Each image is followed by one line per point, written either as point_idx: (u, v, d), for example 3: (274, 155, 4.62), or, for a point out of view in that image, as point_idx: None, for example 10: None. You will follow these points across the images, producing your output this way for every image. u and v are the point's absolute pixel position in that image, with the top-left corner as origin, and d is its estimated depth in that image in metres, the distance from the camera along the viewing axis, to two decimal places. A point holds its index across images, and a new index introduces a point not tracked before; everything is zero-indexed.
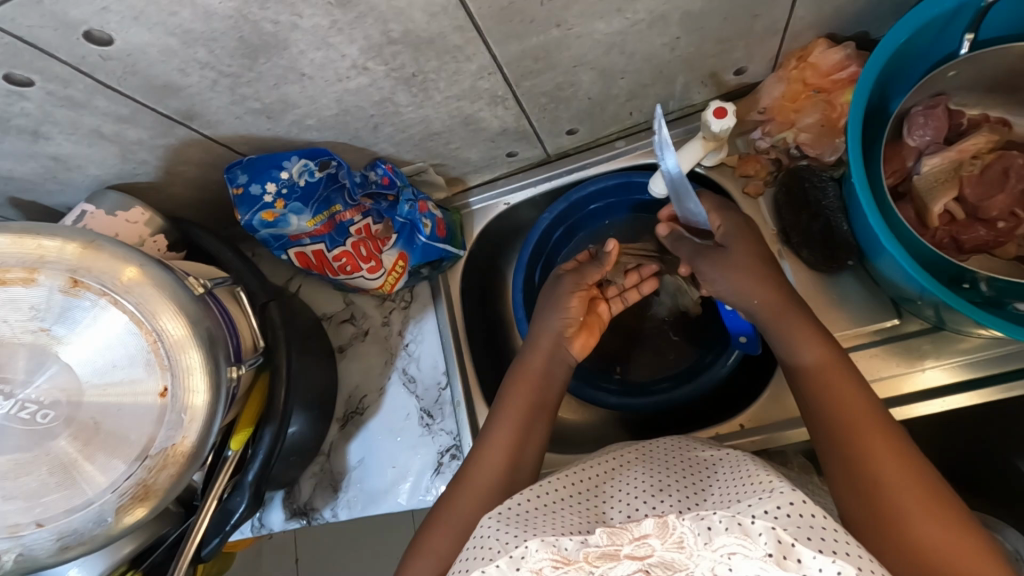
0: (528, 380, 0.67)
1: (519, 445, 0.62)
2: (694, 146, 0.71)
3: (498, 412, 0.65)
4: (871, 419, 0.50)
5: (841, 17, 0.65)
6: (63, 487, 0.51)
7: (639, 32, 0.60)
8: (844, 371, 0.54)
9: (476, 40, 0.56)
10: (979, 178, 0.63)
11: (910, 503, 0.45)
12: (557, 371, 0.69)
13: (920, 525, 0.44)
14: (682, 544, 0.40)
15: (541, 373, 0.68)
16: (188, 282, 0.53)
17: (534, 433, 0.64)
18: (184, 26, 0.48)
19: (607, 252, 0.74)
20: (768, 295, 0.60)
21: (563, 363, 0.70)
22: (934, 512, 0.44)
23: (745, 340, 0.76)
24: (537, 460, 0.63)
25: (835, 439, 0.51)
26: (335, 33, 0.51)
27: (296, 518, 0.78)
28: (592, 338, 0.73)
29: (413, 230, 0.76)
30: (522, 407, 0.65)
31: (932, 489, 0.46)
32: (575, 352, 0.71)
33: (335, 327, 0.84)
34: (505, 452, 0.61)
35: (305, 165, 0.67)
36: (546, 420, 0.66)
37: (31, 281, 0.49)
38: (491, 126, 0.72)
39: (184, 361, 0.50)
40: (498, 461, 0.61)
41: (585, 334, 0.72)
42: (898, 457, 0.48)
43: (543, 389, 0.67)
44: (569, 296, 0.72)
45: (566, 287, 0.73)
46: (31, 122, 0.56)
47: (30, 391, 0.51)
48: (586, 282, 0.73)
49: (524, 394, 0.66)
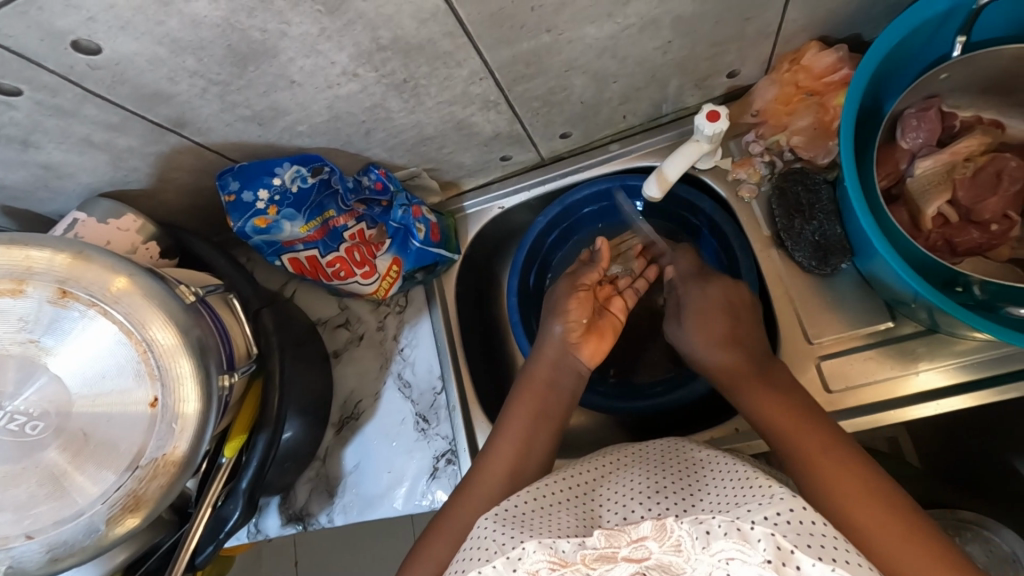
0: (537, 388, 0.68)
1: (522, 452, 0.62)
2: (693, 145, 0.70)
3: (506, 420, 0.66)
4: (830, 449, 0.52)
5: (833, 20, 0.65)
6: (52, 498, 0.50)
7: (631, 36, 0.60)
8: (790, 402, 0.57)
9: (466, 46, 0.55)
10: (973, 181, 0.63)
11: (882, 521, 0.47)
12: (565, 379, 0.69)
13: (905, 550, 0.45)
14: (679, 547, 0.39)
15: (547, 381, 0.68)
16: (179, 290, 0.53)
17: (538, 441, 0.64)
18: (172, 35, 0.48)
19: (597, 250, 0.76)
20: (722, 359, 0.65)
21: (572, 370, 0.69)
22: (880, 508, 0.47)
23: None
24: (545, 466, 0.63)
25: (799, 465, 0.52)
26: (323, 40, 0.51)
27: (292, 524, 0.78)
28: (603, 346, 0.72)
29: (407, 235, 0.76)
30: (526, 417, 0.65)
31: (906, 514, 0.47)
32: (586, 360, 0.70)
33: (330, 332, 0.84)
34: (509, 461, 0.62)
35: (298, 171, 0.66)
36: (554, 429, 0.66)
37: (19, 293, 0.49)
38: (484, 130, 0.72)
39: (175, 369, 0.50)
40: (500, 472, 0.61)
41: (594, 342, 0.71)
42: (838, 459, 0.51)
43: (549, 397, 0.67)
44: (570, 299, 0.72)
45: (564, 293, 0.73)
46: (21, 131, 0.56)
47: (19, 402, 0.51)
48: (581, 283, 0.74)
49: (529, 403, 0.66)
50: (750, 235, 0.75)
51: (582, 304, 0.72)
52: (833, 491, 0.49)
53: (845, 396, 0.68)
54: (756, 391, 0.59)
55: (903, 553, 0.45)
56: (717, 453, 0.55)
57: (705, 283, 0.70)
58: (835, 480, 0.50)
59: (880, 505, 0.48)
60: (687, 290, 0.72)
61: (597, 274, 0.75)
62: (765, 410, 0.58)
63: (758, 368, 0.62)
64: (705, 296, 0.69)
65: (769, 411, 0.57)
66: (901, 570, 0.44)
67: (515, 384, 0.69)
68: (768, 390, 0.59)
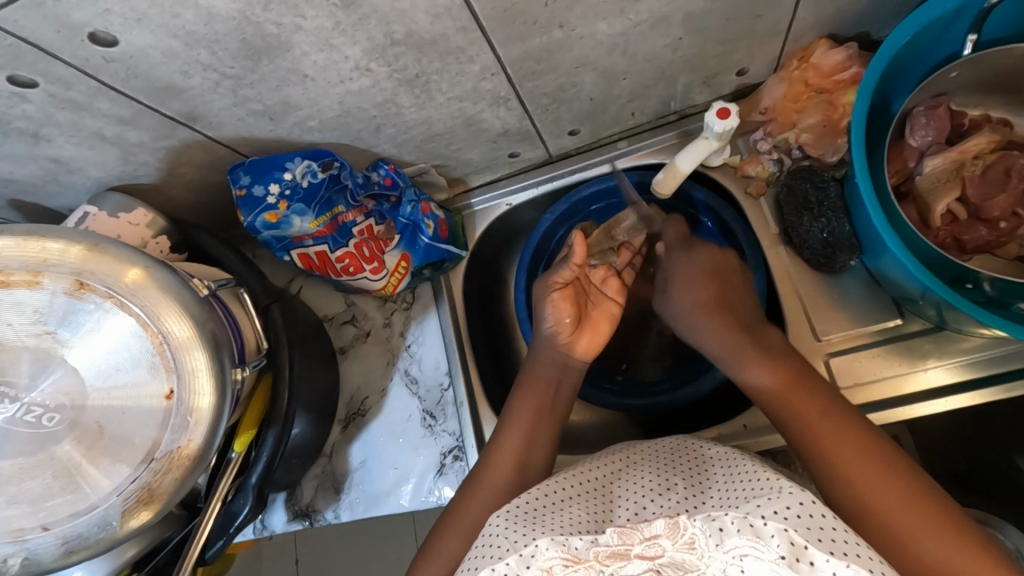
0: (537, 385, 0.68)
1: (530, 445, 0.63)
2: (705, 145, 0.70)
3: (509, 415, 0.66)
4: (838, 427, 0.52)
5: (843, 17, 0.65)
6: (66, 491, 0.50)
7: (642, 32, 0.60)
8: (799, 392, 0.55)
9: (479, 41, 0.55)
10: (982, 178, 0.63)
11: (889, 500, 0.47)
12: (568, 377, 0.69)
13: (913, 526, 0.45)
14: (693, 544, 0.40)
15: (547, 378, 0.68)
16: (193, 284, 0.53)
17: (541, 435, 0.64)
18: (187, 28, 0.48)
19: (572, 247, 0.71)
20: (728, 336, 0.63)
21: (572, 368, 0.70)
22: (903, 495, 0.47)
23: None
24: (548, 461, 0.63)
25: (806, 447, 0.52)
26: (337, 35, 0.51)
27: (299, 520, 0.78)
28: (598, 337, 0.72)
29: (415, 231, 0.76)
30: (530, 413, 0.65)
31: (916, 488, 0.47)
32: (581, 354, 0.70)
33: (337, 328, 0.84)
34: (515, 456, 0.62)
35: (308, 166, 0.67)
36: (558, 423, 0.66)
37: (35, 285, 0.49)
38: (493, 126, 0.72)
39: (189, 363, 0.50)
40: (508, 465, 0.61)
41: (589, 334, 0.71)
42: (866, 458, 0.49)
43: (553, 393, 0.67)
44: (546, 303, 0.70)
45: (542, 292, 0.71)
46: (33, 124, 0.55)
47: (34, 395, 0.51)
48: (553, 283, 0.71)
49: (530, 397, 0.67)
50: (758, 233, 0.75)
51: (561, 303, 0.70)
52: (861, 490, 0.48)
53: (853, 392, 0.68)
54: (796, 398, 0.55)
55: (931, 545, 0.44)
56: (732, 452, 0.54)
57: (691, 250, 0.71)
58: (843, 459, 0.50)
59: (910, 496, 0.47)
60: (672, 259, 0.72)
61: (569, 272, 0.71)
62: (804, 417, 0.54)
63: (801, 380, 0.56)
64: (691, 263, 0.70)
65: (810, 418, 0.53)
66: (909, 543, 0.45)
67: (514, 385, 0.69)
68: (812, 395, 0.55)
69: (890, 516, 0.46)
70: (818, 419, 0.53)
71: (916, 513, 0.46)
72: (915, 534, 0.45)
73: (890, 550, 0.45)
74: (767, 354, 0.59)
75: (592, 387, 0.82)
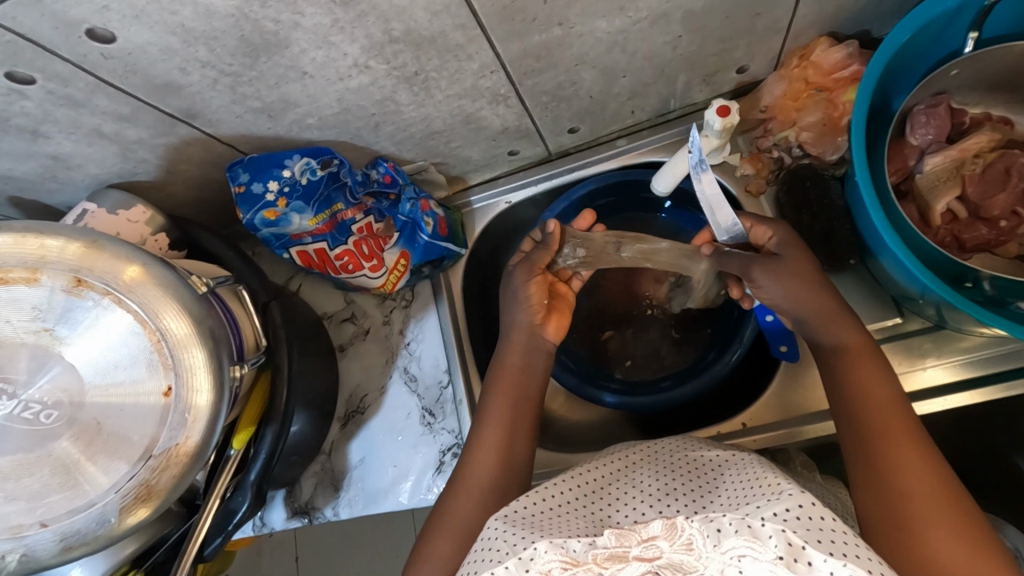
0: (513, 376, 0.67)
1: (512, 441, 0.63)
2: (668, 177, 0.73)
3: (486, 410, 0.65)
4: (897, 412, 0.51)
5: (843, 16, 0.65)
6: (65, 488, 0.51)
7: (641, 30, 0.60)
8: (873, 364, 0.54)
9: (477, 38, 0.55)
10: (982, 176, 0.63)
11: (923, 496, 0.46)
12: (536, 359, 0.68)
13: (936, 529, 0.44)
14: (690, 546, 0.39)
15: (522, 367, 0.67)
16: (191, 281, 0.53)
17: (520, 430, 0.63)
18: (186, 25, 0.47)
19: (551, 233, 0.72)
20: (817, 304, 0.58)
21: (542, 350, 0.69)
22: (938, 495, 0.46)
23: (786, 349, 0.71)
24: (530, 456, 0.63)
25: (862, 424, 0.52)
26: (336, 32, 0.51)
27: (298, 517, 0.78)
28: (564, 319, 0.72)
29: (414, 229, 0.76)
30: (510, 407, 0.64)
31: (950, 494, 0.46)
32: (550, 337, 0.70)
33: (336, 326, 0.84)
34: (497, 455, 0.61)
35: (307, 163, 0.67)
36: (534, 413, 0.66)
37: (33, 281, 0.49)
38: (492, 124, 0.72)
39: (187, 360, 0.50)
40: (491, 463, 0.61)
41: (555, 318, 0.71)
42: (913, 450, 0.48)
43: (527, 381, 0.67)
44: (523, 283, 0.70)
45: (519, 278, 0.71)
46: (32, 121, 0.56)
47: (33, 391, 0.51)
48: (536, 268, 0.71)
49: (510, 386, 0.66)
50: None
51: (534, 288, 0.70)
52: (901, 479, 0.47)
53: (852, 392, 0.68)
54: (866, 369, 0.54)
55: (949, 549, 0.43)
56: (744, 459, 0.53)
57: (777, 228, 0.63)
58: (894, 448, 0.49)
59: (942, 497, 0.46)
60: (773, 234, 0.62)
61: (547, 258, 0.72)
62: (867, 395, 0.53)
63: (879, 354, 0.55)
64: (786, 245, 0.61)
65: (872, 392, 0.53)
66: (923, 542, 0.44)
67: (490, 374, 0.68)
68: (878, 370, 0.54)
69: (918, 518, 0.45)
70: (879, 400, 0.52)
71: (945, 515, 0.44)
72: (928, 536, 0.44)
73: (897, 548, 0.44)
74: (854, 325, 0.57)
75: (592, 388, 0.81)
